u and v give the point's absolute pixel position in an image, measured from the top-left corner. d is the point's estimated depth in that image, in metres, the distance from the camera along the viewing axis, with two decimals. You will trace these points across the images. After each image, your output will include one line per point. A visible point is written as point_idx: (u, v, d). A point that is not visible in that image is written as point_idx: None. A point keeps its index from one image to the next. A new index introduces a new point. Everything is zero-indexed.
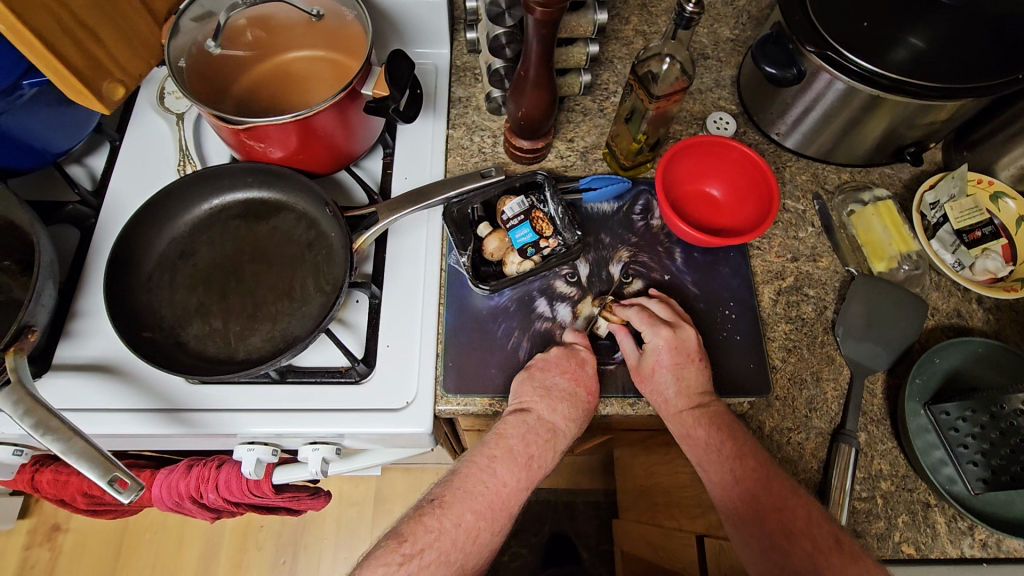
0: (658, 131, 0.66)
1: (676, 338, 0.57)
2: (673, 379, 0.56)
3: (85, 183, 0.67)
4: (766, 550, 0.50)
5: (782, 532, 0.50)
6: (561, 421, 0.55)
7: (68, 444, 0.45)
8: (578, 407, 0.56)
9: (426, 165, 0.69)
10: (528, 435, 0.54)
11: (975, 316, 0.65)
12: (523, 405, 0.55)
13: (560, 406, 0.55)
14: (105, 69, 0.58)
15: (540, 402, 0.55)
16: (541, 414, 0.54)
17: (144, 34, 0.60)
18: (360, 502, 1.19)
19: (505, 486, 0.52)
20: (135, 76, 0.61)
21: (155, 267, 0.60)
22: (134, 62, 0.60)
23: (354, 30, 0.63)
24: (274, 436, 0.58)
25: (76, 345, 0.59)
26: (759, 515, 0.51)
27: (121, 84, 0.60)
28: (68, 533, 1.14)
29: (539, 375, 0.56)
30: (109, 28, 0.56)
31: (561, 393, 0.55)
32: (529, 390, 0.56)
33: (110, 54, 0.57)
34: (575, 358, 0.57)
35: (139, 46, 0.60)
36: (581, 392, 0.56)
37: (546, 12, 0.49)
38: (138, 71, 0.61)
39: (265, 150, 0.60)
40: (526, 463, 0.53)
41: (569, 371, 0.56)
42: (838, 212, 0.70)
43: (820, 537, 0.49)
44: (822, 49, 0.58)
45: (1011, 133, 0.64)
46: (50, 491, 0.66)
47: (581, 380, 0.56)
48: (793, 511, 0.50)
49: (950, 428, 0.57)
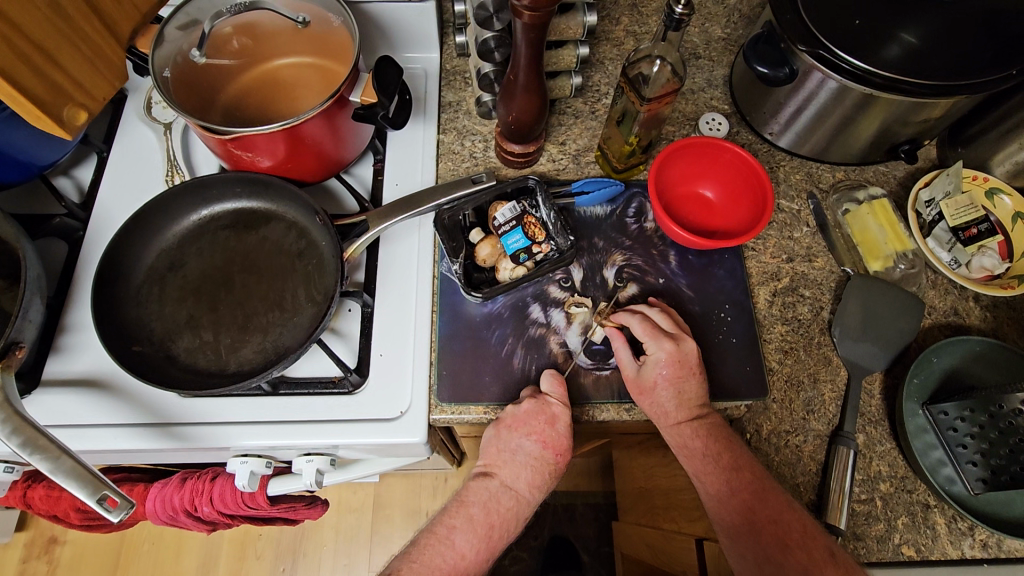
0: (650, 133, 0.66)
1: (680, 352, 0.56)
2: (674, 393, 0.55)
3: (72, 195, 0.66)
4: (761, 562, 0.50)
5: (777, 545, 0.49)
6: (524, 489, 0.56)
7: (57, 463, 0.44)
8: (543, 472, 0.57)
9: (417, 171, 0.68)
10: (491, 502, 0.56)
11: (972, 314, 0.65)
12: (488, 470, 0.57)
13: (523, 473, 0.56)
14: (66, 94, 0.54)
15: (505, 468, 0.56)
16: (504, 481, 0.56)
17: (101, 48, 0.56)
18: (359, 508, 1.18)
19: (464, 558, 0.54)
20: (98, 98, 0.58)
21: (144, 279, 0.60)
22: (96, 81, 0.57)
23: (340, 36, 0.62)
24: (267, 448, 0.57)
25: (65, 360, 0.58)
26: (754, 525, 0.51)
27: (84, 109, 0.56)
28: (66, 545, 1.14)
29: (506, 435, 0.56)
30: (67, 48, 0.52)
31: (527, 456, 0.56)
32: (495, 454, 0.57)
33: (67, 75, 0.53)
34: (546, 413, 0.55)
35: (100, 63, 0.56)
36: (548, 454, 0.56)
37: (534, 16, 0.49)
38: (101, 92, 0.58)
39: (253, 159, 0.59)
40: (486, 533, 0.55)
41: (536, 433, 0.55)
42: (833, 211, 0.69)
43: (814, 551, 0.49)
44: (814, 47, 0.57)
45: (1006, 129, 0.64)
46: (42, 507, 0.65)
47: (550, 441, 0.56)
48: (788, 524, 0.50)
49: (949, 428, 0.56)
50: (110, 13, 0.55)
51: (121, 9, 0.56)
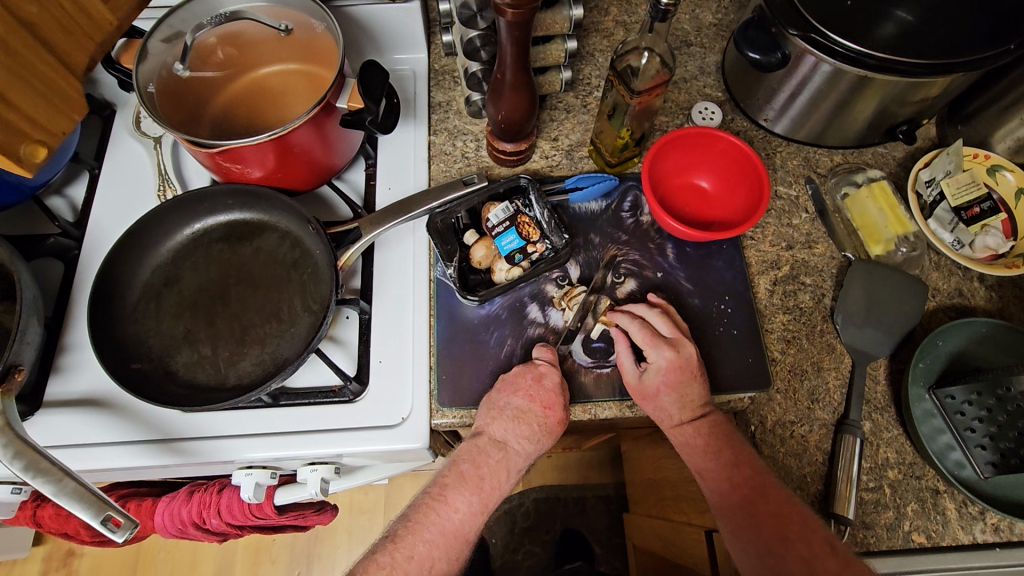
0: (643, 125, 0.64)
1: (680, 358, 0.56)
2: (676, 396, 0.55)
3: (67, 214, 0.66)
4: (762, 555, 0.49)
5: (777, 537, 0.49)
6: (512, 441, 0.55)
7: (60, 485, 0.44)
8: (532, 423, 0.55)
9: (410, 173, 0.68)
10: (477, 457, 0.55)
11: (977, 295, 0.64)
12: (477, 429, 0.56)
13: (511, 426, 0.55)
14: (19, 131, 0.44)
15: (493, 424, 0.55)
16: (493, 435, 0.55)
17: (53, 80, 0.45)
18: (370, 509, 1.19)
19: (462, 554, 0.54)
20: (57, 134, 0.47)
21: (140, 296, 0.60)
22: (53, 116, 0.46)
23: (325, 41, 0.62)
24: (272, 460, 0.57)
25: (66, 379, 0.58)
26: (754, 519, 0.50)
27: (44, 145, 0.46)
28: (84, 558, 1.15)
29: (493, 395, 0.56)
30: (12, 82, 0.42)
31: (514, 412, 0.55)
32: (483, 412, 0.56)
33: (15, 112, 0.43)
34: (533, 373, 0.56)
35: (53, 96, 0.46)
36: (535, 408, 0.55)
37: (517, 14, 0.48)
38: (60, 127, 0.47)
39: (243, 171, 0.58)
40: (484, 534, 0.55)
41: (521, 390, 0.55)
42: (832, 195, 0.68)
43: (815, 543, 0.48)
44: (805, 31, 0.55)
45: (1008, 103, 0.62)
46: (53, 525, 0.66)
47: (537, 396, 0.55)
48: (789, 518, 0.50)
49: (956, 412, 0.55)
50: (54, 37, 0.44)
51: (69, 35, 0.45)
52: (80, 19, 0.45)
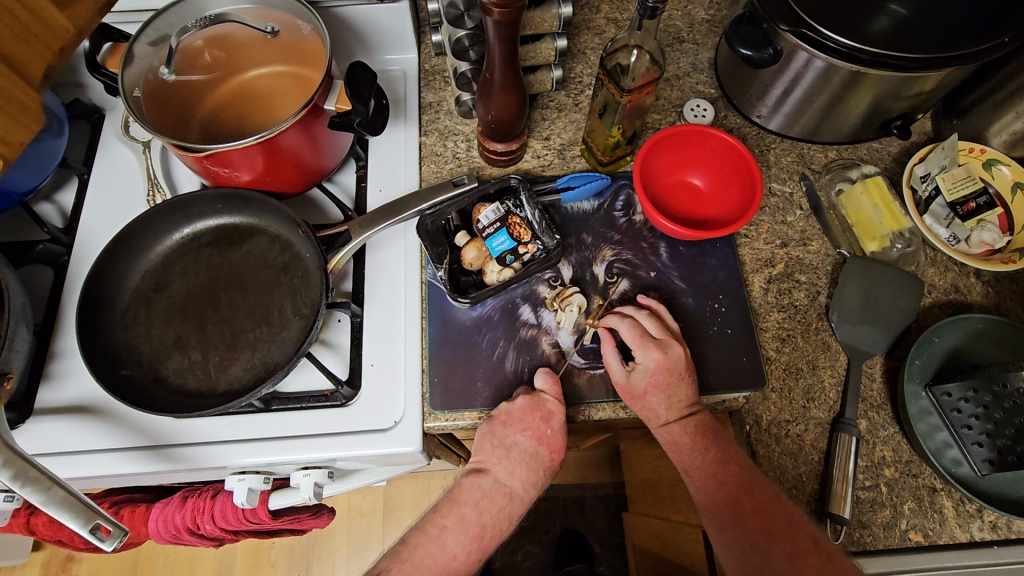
0: (634, 124, 0.64)
1: (669, 359, 0.55)
2: (665, 397, 0.55)
3: (56, 220, 0.66)
4: (746, 552, 0.49)
5: (761, 533, 0.49)
6: (518, 487, 0.56)
7: (49, 494, 0.43)
8: (538, 469, 0.56)
9: (400, 175, 0.68)
10: (484, 499, 0.55)
11: (974, 290, 0.63)
12: (481, 467, 0.56)
13: (517, 470, 0.56)
14: None
15: (498, 465, 0.56)
16: (498, 477, 0.56)
17: (12, 91, 0.44)
18: (369, 511, 1.19)
19: (457, 555, 0.54)
20: (18, 147, 0.46)
21: (129, 303, 0.59)
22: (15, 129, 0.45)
23: (312, 43, 0.61)
24: (264, 465, 0.57)
25: (56, 387, 0.58)
26: (739, 516, 0.50)
27: (4, 159, 0.45)
28: (82, 563, 1.15)
29: (499, 433, 0.55)
30: None
31: (521, 454, 0.55)
32: (488, 450, 0.56)
33: None
34: (540, 411, 0.55)
35: (15, 107, 0.45)
36: (542, 451, 0.55)
37: (503, 13, 0.47)
38: (21, 138, 0.46)
39: (232, 174, 0.58)
40: (479, 531, 0.55)
41: (530, 429, 0.54)
42: (826, 191, 0.68)
43: (799, 540, 0.48)
44: (798, 26, 0.54)
45: (1002, 97, 0.61)
46: (47, 532, 0.67)
47: (543, 438, 0.55)
48: (774, 514, 0.49)
49: (954, 409, 0.55)
50: (9, 47, 0.44)
51: (25, 45, 0.44)
52: (35, 28, 0.45)
